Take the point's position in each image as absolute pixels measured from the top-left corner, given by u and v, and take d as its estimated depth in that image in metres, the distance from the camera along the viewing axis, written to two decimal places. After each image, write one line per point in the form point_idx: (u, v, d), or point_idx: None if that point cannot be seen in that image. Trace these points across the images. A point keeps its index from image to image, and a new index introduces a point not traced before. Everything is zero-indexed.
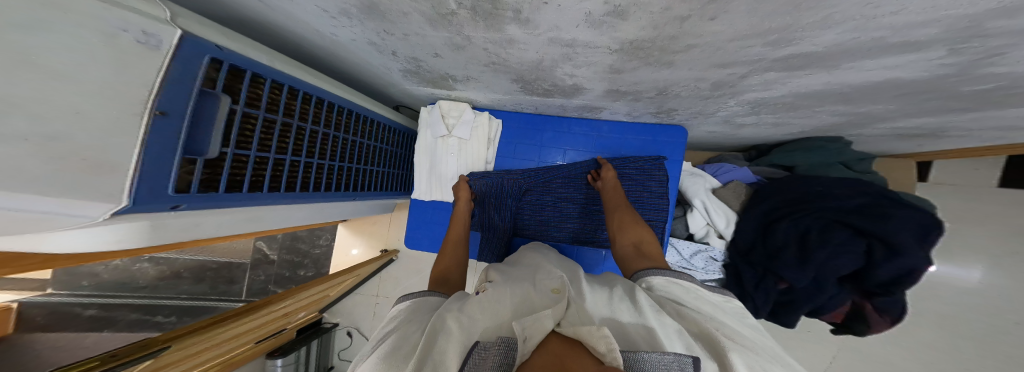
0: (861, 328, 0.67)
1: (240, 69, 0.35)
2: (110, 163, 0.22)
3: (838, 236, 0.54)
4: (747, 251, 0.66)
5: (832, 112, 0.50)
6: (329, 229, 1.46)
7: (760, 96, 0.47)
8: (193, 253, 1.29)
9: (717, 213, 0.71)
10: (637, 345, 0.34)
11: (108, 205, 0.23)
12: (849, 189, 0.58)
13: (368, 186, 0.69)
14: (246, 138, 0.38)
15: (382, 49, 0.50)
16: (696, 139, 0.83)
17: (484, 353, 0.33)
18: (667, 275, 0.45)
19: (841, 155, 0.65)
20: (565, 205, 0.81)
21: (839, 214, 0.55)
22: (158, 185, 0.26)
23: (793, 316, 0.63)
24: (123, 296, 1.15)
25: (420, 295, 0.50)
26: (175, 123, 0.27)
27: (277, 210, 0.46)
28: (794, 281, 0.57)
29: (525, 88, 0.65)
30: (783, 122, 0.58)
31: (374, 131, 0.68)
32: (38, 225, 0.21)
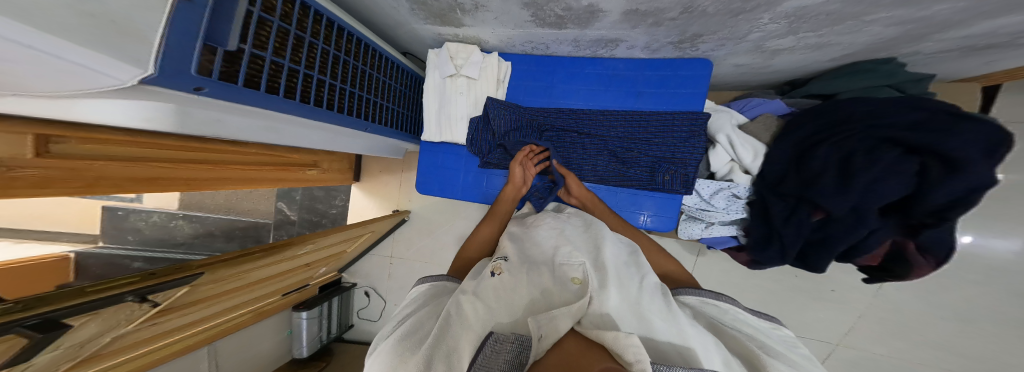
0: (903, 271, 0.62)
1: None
2: (140, 31, 0.23)
3: (888, 157, 0.48)
4: (777, 183, 0.62)
5: (883, 21, 0.45)
6: (344, 190, 1.52)
7: (800, 4, 0.43)
8: (222, 213, 1.38)
9: (744, 147, 0.65)
10: (670, 356, 0.36)
11: (137, 71, 0.25)
12: (899, 105, 0.50)
13: (378, 121, 0.69)
14: (262, 43, 0.39)
15: None
16: (722, 77, 0.78)
17: (499, 345, 0.36)
18: (703, 295, 0.51)
19: (892, 77, 0.58)
20: (586, 143, 0.78)
21: (894, 132, 0.48)
22: (182, 67, 0.28)
23: (825, 258, 0.60)
24: (167, 251, 1.29)
25: (435, 279, 0.56)
26: (196, 8, 0.28)
27: (291, 126, 0.50)
28: (832, 210, 0.52)
29: (537, 16, 0.61)
30: (824, 42, 0.54)
31: (384, 68, 0.69)
32: (78, 79, 0.23)
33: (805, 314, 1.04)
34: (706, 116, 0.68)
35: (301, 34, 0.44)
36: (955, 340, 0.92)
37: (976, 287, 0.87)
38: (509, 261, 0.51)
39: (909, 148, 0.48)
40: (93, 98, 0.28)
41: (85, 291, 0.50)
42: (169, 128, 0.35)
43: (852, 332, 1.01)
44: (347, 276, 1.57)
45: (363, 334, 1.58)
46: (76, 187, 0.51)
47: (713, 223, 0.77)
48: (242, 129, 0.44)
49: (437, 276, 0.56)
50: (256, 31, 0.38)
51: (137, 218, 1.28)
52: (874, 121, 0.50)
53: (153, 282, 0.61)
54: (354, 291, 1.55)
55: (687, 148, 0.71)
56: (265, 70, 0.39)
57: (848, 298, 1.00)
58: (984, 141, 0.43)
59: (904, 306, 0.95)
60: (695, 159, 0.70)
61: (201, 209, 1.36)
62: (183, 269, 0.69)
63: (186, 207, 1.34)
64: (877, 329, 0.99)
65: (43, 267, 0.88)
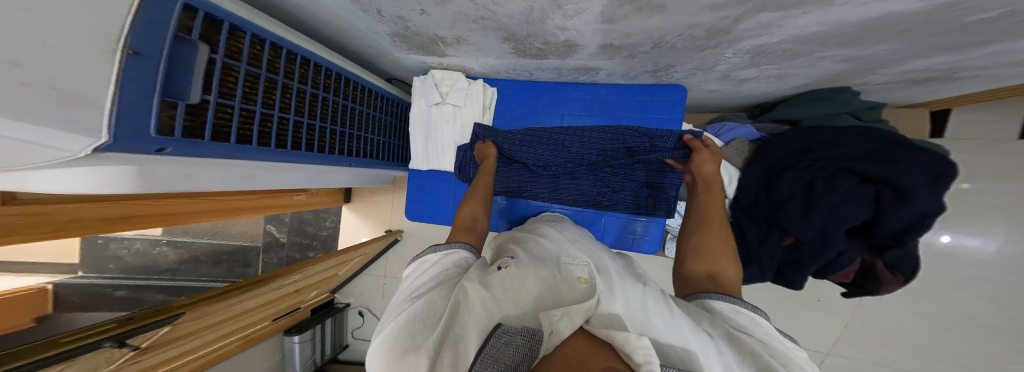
0: (874, 288, 0.63)
1: (217, 19, 0.37)
2: (87, 98, 0.23)
3: (845, 184, 0.51)
4: (750, 207, 0.64)
5: (834, 58, 0.49)
6: (334, 211, 1.49)
7: (758, 42, 0.45)
8: (208, 237, 1.34)
9: (719, 172, 0.67)
10: (673, 360, 0.31)
11: (88, 139, 0.25)
12: (855, 136, 0.54)
13: (363, 154, 0.70)
14: (230, 91, 0.39)
15: (366, 8, 0.47)
16: (697, 99, 0.82)
17: (507, 338, 0.32)
18: (737, 303, 0.42)
19: (848, 105, 0.62)
20: (575, 164, 0.79)
21: (847, 161, 0.52)
22: (138, 129, 0.28)
23: (802, 275, 0.61)
24: (148, 279, 1.21)
25: (448, 247, 0.52)
26: (150, 64, 0.28)
27: (269, 170, 0.50)
28: (799, 234, 0.54)
29: (517, 48, 0.63)
30: (785, 73, 0.57)
31: (368, 99, 0.69)
32: (26, 156, 0.22)
33: (798, 319, 1.05)
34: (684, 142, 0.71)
35: (273, 77, 0.44)
36: (948, 346, 0.93)
37: None
38: (516, 258, 0.50)
39: (865, 177, 0.51)
40: (42, 172, 0.26)
41: (59, 343, 0.49)
42: (136, 191, 0.34)
43: (841, 338, 1.03)
44: (340, 296, 1.54)
45: (357, 354, 1.54)
46: (44, 233, 0.48)
47: None
48: (214, 182, 0.43)
49: (452, 245, 0.53)
50: (222, 78, 0.38)
51: (119, 246, 1.23)
52: (833, 151, 0.53)
53: (132, 327, 0.59)
54: (348, 311, 1.52)
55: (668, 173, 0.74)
56: (232, 119, 0.39)
57: (836, 305, 1.01)
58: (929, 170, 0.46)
59: (891, 311, 0.97)
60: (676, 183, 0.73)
61: (184, 234, 1.32)
62: (161, 311, 0.66)
63: (170, 233, 1.29)
64: (868, 332, 1.01)
65: (21, 298, 0.81)
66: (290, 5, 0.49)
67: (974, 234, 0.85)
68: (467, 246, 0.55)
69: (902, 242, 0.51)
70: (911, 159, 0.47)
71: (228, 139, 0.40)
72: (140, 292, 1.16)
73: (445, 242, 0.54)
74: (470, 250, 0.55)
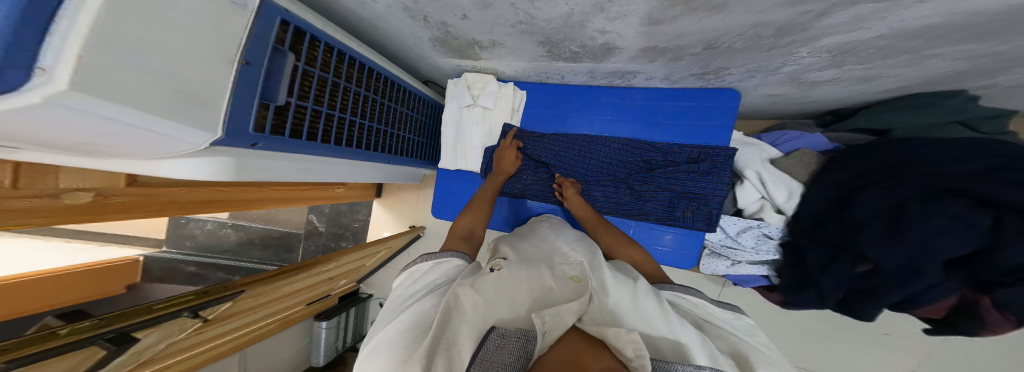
0: (971, 328, 0.54)
1: (301, 32, 0.41)
2: (209, 101, 0.29)
3: (952, 209, 0.40)
4: (813, 228, 0.57)
5: (950, 54, 0.42)
6: (365, 204, 1.57)
7: (845, 38, 0.41)
8: (262, 223, 1.49)
9: (776, 185, 0.61)
10: (664, 352, 0.35)
11: (206, 134, 0.30)
12: (971, 150, 0.44)
13: (398, 151, 0.73)
14: (305, 92, 0.44)
15: (414, 15, 0.50)
16: (754, 104, 0.76)
17: (502, 341, 0.35)
18: (675, 290, 0.49)
19: (959, 113, 0.54)
20: (598, 170, 0.78)
21: (963, 179, 0.41)
22: (241, 127, 0.34)
23: (875, 308, 0.53)
24: (214, 257, 1.38)
25: (438, 255, 0.51)
26: (255, 71, 0.34)
27: (324, 164, 0.54)
28: (883, 262, 0.47)
29: (552, 52, 0.62)
30: (872, 75, 0.51)
31: (407, 100, 0.72)
32: (165, 145, 0.28)
33: (852, 359, 0.92)
34: (730, 152, 0.67)
35: (335, 80, 0.48)
36: None
37: None
38: (508, 259, 0.49)
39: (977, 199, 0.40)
40: (175, 159, 0.32)
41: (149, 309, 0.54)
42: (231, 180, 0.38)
43: None
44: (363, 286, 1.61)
45: None
46: (147, 211, 0.54)
47: (739, 261, 0.72)
48: (285, 173, 0.47)
49: (446, 253, 0.52)
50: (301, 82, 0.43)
51: (195, 226, 1.39)
52: (936, 169, 0.43)
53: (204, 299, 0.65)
54: (370, 302, 1.58)
55: (707, 183, 0.69)
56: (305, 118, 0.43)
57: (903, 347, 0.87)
58: None
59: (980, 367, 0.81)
60: (717, 196, 0.68)
61: (245, 218, 1.46)
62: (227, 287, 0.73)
63: (234, 217, 1.45)
64: None
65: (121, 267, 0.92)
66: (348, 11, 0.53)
67: None
68: (459, 255, 0.53)
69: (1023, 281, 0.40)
70: None
71: (301, 137, 0.44)
72: (206, 269, 1.33)
73: (437, 251, 0.52)
74: (464, 258, 0.54)
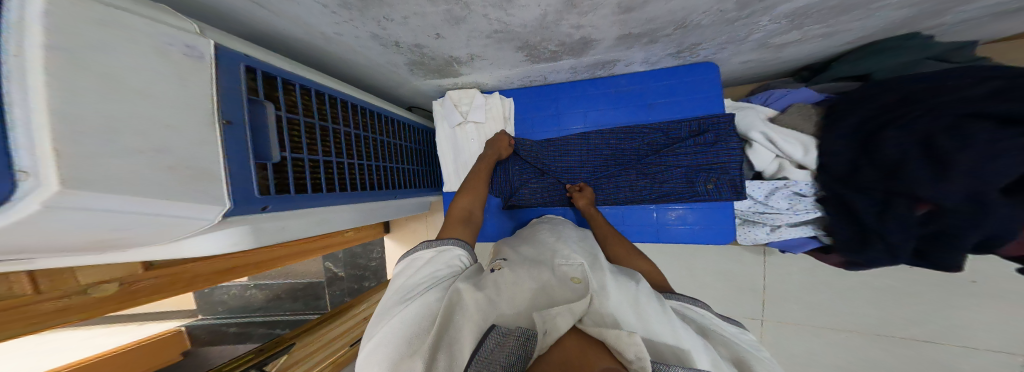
0: None
1: (271, 76, 0.40)
2: (207, 171, 0.28)
3: (981, 133, 0.39)
4: (849, 177, 0.51)
5: (896, 5, 0.43)
6: (378, 242, 1.54)
7: (802, 2, 0.41)
8: (284, 277, 1.43)
9: (789, 141, 0.57)
10: (665, 356, 0.34)
11: (216, 208, 0.29)
12: (968, 77, 0.43)
13: (402, 183, 0.71)
14: (297, 143, 0.42)
15: (385, 42, 0.49)
16: (728, 75, 0.75)
17: (503, 339, 0.33)
18: (681, 300, 0.46)
19: (927, 50, 0.53)
20: (604, 160, 0.75)
21: (980, 104, 0.40)
22: (248, 192, 0.32)
23: (958, 254, 0.46)
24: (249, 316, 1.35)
25: (438, 243, 0.50)
26: (240, 129, 0.32)
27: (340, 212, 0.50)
28: (940, 200, 0.42)
29: (530, 56, 0.61)
30: (830, 32, 0.51)
31: (396, 130, 0.71)
32: (178, 230, 0.27)
33: None
34: (730, 118, 0.64)
35: (323, 124, 0.47)
36: None
37: None
38: (508, 260, 0.50)
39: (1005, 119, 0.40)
40: (186, 241, 0.30)
41: None
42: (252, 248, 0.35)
43: None
44: None
45: None
46: (170, 293, 0.49)
47: (780, 225, 0.65)
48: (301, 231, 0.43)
49: (444, 241, 0.51)
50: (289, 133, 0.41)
51: (222, 291, 1.36)
52: (947, 97, 0.42)
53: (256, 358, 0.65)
54: None
55: (719, 153, 0.65)
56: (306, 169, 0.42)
57: None
58: None
59: None
60: (734, 162, 0.64)
61: (268, 276, 1.41)
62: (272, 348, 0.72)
63: (255, 277, 1.40)
64: None
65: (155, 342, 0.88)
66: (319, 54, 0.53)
67: None
68: (460, 243, 0.52)
69: None
70: None
71: (305, 189, 0.43)
72: (247, 327, 1.30)
73: (438, 239, 0.52)
74: (463, 246, 0.53)
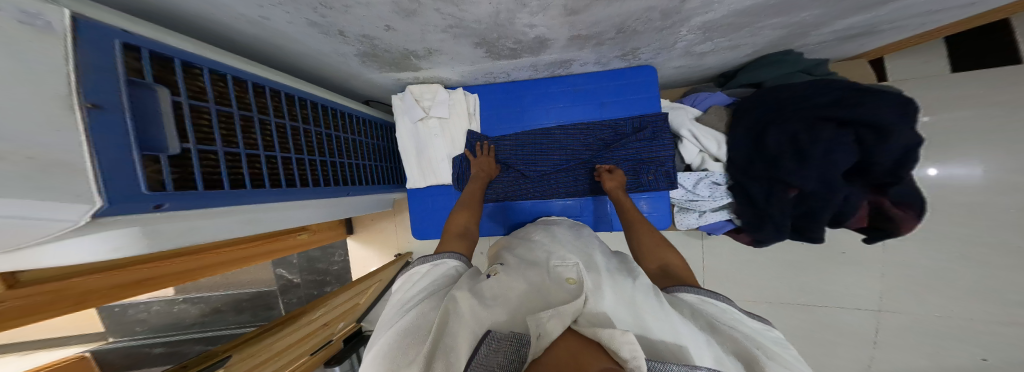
0: (891, 229, 0.60)
1: (165, 58, 0.34)
2: (65, 163, 0.22)
3: (828, 131, 0.51)
4: (746, 167, 0.63)
5: (773, 25, 0.55)
6: (340, 244, 1.47)
7: (706, 18, 0.51)
8: (224, 288, 1.31)
9: (707, 138, 0.68)
10: (664, 355, 0.31)
11: (83, 206, 0.24)
12: (819, 87, 0.56)
13: (356, 180, 0.69)
14: (206, 134, 0.38)
15: (328, 30, 0.45)
16: (667, 78, 0.85)
17: (497, 344, 0.32)
18: (700, 292, 0.43)
19: (796, 64, 0.68)
20: (561, 155, 0.81)
21: (818, 111, 0.53)
22: (131, 189, 0.27)
23: (819, 226, 0.58)
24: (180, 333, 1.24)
25: (438, 258, 0.50)
26: (115, 115, 0.26)
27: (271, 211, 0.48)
28: (802, 185, 0.54)
29: (491, 52, 0.63)
30: (736, 43, 0.63)
31: (348, 125, 0.69)
32: (26, 232, 0.22)
33: None
34: (663, 116, 0.74)
35: (263, 117, 0.47)
36: None
37: None
38: (506, 265, 0.49)
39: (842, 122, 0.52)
40: (45, 246, 0.25)
41: None
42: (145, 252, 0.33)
43: None
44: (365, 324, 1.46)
45: None
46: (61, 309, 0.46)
47: (705, 210, 0.76)
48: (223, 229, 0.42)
49: (440, 255, 0.51)
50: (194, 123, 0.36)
51: (139, 310, 1.23)
52: (802, 104, 0.55)
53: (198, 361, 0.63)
54: None
55: (657, 148, 0.74)
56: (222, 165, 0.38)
57: None
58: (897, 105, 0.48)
59: None
60: (668, 155, 0.73)
61: (198, 289, 1.28)
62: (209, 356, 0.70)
63: (184, 290, 1.27)
64: None
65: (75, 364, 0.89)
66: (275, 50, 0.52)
67: None
68: (455, 255, 0.52)
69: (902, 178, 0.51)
70: (880, 99, 0.48)
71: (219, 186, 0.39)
72: (178, 345, 1.20)
73: (433, 253, 0.52)
74: (460, 259, 0.53)
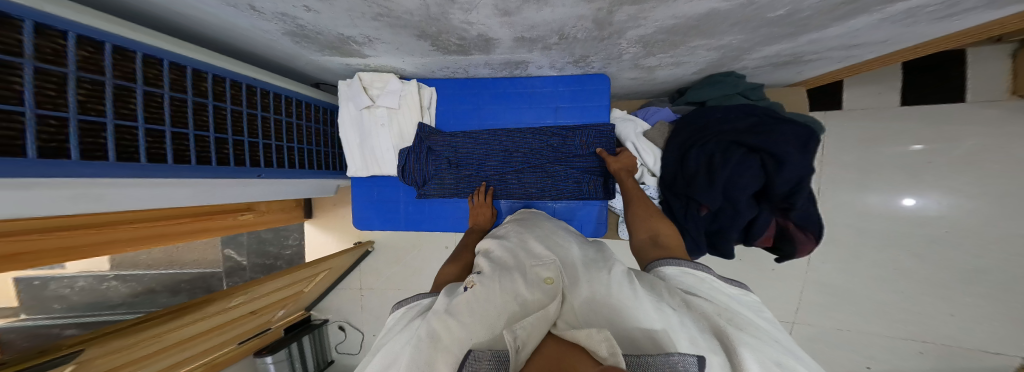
0: (790, 250, 0.67)
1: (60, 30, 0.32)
2: None
3: (736, 155, 0.56)
4: (671, 183, 0.67)
5: (705, 47, 0.56)
6: (294, 228, 1.41)
7: (639, 33, 0.51)
8: (163, 267, 1.22)
9: (647, 152, 0.70)
10: (644, 347, 0.26)
11: None
12: (739, 112, 0.61)
13: (278, 164, 0.65)
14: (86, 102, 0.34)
15: (235, 4, 0.42)
16: (625, 88, 0.87)
17: (477, 364, 0.25)
18: (685, 265, 0.40)
19: (736, 87, 0.70)
20: (513, 156, 0.81)
21: (735, 136, 0.58)
22: None
23: (727, 243, 0.62)
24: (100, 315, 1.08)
25: (414, 299, 0.43)
26: None
27: (142, 193, 0.42)
28: (709, 203, 0.58)
29: (437, 45, 0.62)
30: (679, 61, 0.64)
31: (281, 106, 0.66)
32: None
33: (763, 293, 1.07)
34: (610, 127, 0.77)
35: (197, 99, 0.47)
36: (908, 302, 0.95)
37: (901, 245, 0.93)
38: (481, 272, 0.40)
39: (751, 147, 0.57)
40: None
41: None
42: None
43: (805, 309, 1.04)
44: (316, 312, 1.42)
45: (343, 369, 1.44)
46: None
47: None
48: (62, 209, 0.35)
49: (415, 296, 0.43)
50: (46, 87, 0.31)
51: (59, 285, 1.09)
52: (723, 127, 0.59)
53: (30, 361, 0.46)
54: (326, 327, 1.40)
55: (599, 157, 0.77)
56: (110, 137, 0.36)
57: (791, 275, 1.05)
58: (802, 137, 0.55)
59: (846, 281, 1.00)
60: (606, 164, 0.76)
61: (134, 266, 1.18)
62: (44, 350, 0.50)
63: (118, 266, 1.16)
64: (828, 300, 1.02)
65: None
66: (188, 21, 0.48)
67: (901, 192, 0.92)
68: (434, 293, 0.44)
69: (793, 204, 0.55)
70: (780, 129, 0.55)
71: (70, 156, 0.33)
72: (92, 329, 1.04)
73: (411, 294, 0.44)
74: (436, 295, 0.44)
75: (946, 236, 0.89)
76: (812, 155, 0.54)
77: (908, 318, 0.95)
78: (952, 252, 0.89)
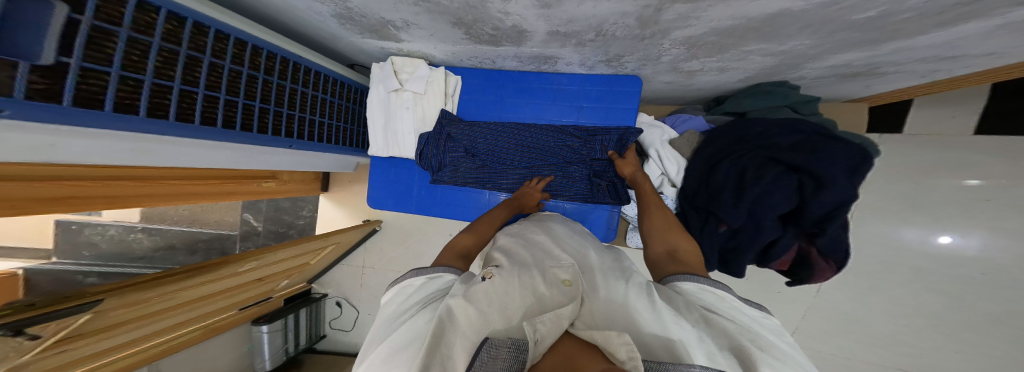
0: (806, 275, 0.66)
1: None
2: None
3: (772, 173, 0.54)
4: (693, 195, 0.66)
5: (759, 52, 0.53)
6: (311, 200, 1.44)
7: (685, 34, 0.49)
8: (184, 224, 1.28)
9: (670, 162, 0.70)
10: (658, 355, 0.26)
11: None
12: (787, 128, 0.59)
13: (311, 138, 0.68)
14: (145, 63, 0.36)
15: None
16: (659, 91, 0.85)
17: (494, 352, 0.23)
18: (701, 282, 0.37)
19: (787, 99, 0.68)
20: (533, 153, 0.81)
21: (776, 152, 0.56)
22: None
23: (741, 262, 0.62)
24: (122, 266, 1.18)
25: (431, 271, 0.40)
26: None
27: (177, 148, 0.45)
28: (730, 221, 0.57)
29: (470, 34, 0.62)
30: (725, 66, 0.62)
31: (320, 83, 0.68)
32: None
33: None
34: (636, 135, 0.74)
35: (250, 72, 0.50)
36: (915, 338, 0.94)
37: (927, 282, 0.90)
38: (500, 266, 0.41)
39: (790, 166, 0.55)
40: None
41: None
42: None
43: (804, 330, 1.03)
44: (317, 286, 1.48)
45: (333, 344, 1.48)
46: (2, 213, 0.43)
47: None
48: (93, 154, 0.37)
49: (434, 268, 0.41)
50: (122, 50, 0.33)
51: (92, 232, 1.20)
52: (763, 142, 0.58)
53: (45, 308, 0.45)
54: (325, 301, 1.46)
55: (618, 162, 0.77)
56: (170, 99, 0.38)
57: (799, 299, 1.02)
58: (852, 160, 0.51)
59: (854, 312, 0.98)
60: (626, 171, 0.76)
61: (162, 221, 1.26)
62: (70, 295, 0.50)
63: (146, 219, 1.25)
64: (829, 326, 1.02)
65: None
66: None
67: (936, 229, 0.88)
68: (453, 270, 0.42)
69: (823, 230, 0.54)
70: (828, 149, 0.53)
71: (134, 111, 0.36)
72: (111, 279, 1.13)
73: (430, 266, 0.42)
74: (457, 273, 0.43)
75: (979, 279, 0.85)
76: (859, 181, 0.50)
77: (910, 351, 0.95)
78: (978, 295, 0.86)
